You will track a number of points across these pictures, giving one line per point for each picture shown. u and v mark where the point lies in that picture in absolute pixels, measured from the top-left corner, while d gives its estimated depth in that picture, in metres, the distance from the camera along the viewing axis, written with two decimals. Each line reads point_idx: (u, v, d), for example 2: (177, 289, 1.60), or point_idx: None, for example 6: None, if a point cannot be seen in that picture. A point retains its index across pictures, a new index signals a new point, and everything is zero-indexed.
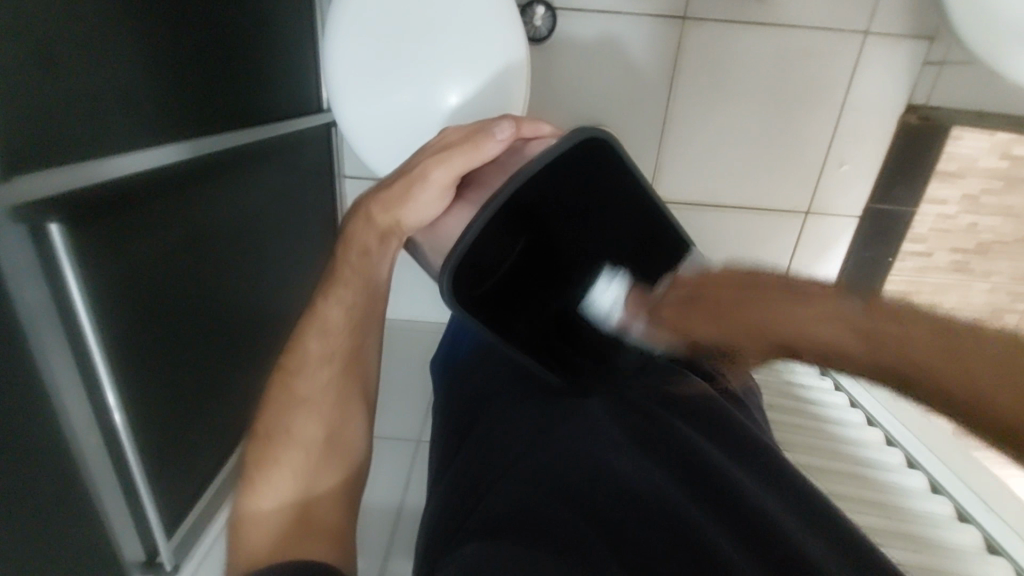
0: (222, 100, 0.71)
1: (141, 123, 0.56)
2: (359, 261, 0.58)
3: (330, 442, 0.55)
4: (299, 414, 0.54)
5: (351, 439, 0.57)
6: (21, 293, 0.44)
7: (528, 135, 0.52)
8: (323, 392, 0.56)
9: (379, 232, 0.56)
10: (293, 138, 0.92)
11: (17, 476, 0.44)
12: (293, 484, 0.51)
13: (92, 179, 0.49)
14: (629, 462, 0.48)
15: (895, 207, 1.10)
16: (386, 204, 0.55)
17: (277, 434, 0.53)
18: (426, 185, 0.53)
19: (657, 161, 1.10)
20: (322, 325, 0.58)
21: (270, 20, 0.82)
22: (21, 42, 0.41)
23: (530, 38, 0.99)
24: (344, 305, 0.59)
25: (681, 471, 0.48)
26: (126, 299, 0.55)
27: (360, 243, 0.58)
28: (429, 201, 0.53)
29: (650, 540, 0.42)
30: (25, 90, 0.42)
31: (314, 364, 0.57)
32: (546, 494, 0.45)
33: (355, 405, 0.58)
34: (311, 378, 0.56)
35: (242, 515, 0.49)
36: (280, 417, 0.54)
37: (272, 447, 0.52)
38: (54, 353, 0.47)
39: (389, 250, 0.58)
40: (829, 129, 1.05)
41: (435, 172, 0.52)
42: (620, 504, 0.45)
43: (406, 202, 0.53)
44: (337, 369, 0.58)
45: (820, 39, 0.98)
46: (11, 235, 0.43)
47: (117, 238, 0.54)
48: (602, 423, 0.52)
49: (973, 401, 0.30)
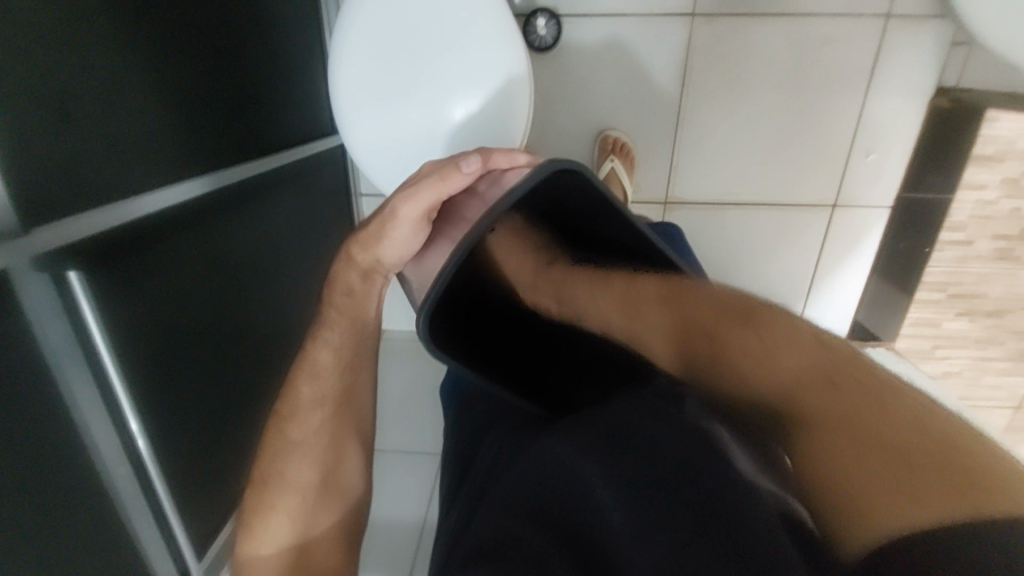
0: (237, 133, 0.73)
1: (156, 164, 0.58)
2: (344, 302, 0.58)
3: (326, 483, 0.56)
4: (293, 459, 0.55)
5: (347, 478, 0.58)
6: (46, 335, 0.46)
7: (502, 164, 0.50)
8: (315, 435, 0.56)
9: (361, 271, 0.57)
10: (307, 163, 0.95)
11: (54, 512, 0.47)
12: (290, 528, 0.53)
13: (110, 222, 0.52)
14: (593, 459, 0.42)
15: (931, 195, 1.04)
16: (364, 243, 0.56)
17: (272, 478, 0.55)
18: (397, 222, 0.53)
19: (671, 162, 1.08)
20: (311, 369, 0.58)
21: (279, 50, 0.84)
22: (38, 102, 0.44)
23: (535, 47, 0.99)
24: (332, 347, 0.59)
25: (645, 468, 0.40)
26: (147, 333, 0.58)
27: (345, 285, 0.58)
28: (404, 237, 0.54)
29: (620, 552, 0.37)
30: (39, 148, 0.44)
31: (306, 409, 0.57)
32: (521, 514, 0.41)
33: (349, 442, 0.59)
34: (302, 422, 0.57)
35: (244, 560, 0.53)
36: (274, 462, 0.55)
37: (267, 493, 0.54)
38: (78, 387, 0.50)
39: (374, 287, 0.58)
40: (855, 116, 1.01)
41: (404, 209, 0.52)
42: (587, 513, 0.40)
43: (381, 241, 0.54)
44: (330, 411, 0.58)
45: (837, 26, 0.94)
46: (35, 284, 0.45)
47: (137, 279, 0.56)
48: (571, 427, 0.46)
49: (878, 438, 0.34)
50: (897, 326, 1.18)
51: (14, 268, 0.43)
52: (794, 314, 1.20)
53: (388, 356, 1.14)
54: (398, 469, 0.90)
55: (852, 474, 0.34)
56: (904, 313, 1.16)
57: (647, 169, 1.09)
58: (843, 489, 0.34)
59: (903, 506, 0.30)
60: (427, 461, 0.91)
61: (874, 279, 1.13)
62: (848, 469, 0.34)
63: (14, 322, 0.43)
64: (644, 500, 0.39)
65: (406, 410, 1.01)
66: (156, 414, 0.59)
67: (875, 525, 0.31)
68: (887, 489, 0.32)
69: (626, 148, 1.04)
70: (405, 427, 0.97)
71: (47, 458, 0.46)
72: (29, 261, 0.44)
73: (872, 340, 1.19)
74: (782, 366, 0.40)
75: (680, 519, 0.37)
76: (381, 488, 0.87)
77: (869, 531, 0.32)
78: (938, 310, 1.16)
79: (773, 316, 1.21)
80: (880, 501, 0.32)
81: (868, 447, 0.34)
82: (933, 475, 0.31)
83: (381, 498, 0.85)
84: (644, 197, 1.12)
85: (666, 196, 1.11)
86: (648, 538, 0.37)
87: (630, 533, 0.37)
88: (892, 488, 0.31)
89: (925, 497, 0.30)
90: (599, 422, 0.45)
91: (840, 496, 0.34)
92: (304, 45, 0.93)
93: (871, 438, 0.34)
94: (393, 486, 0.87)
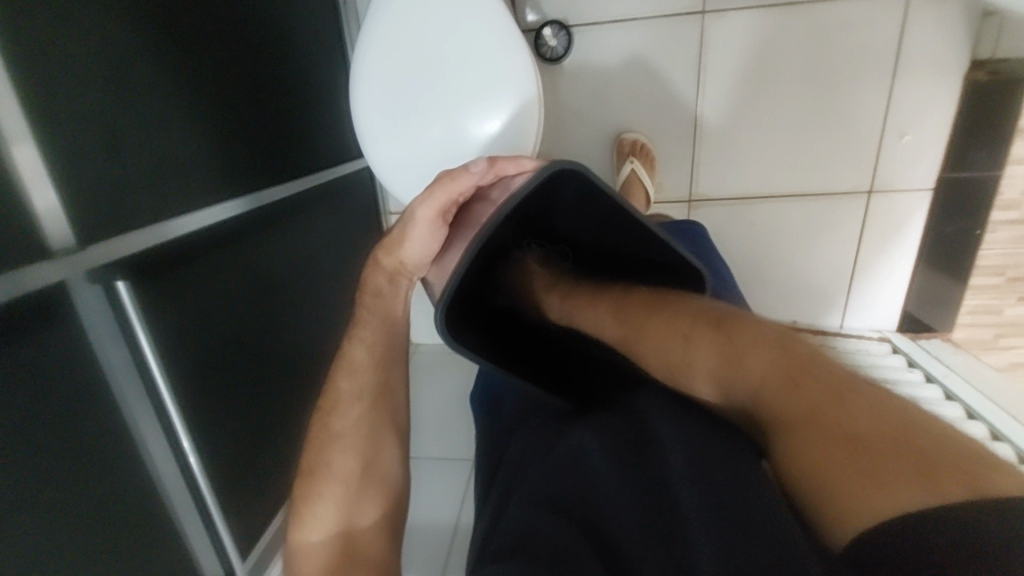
0: (269, 158, 0.79)
1: (195, 188, 0.64)
2: (374, 302, 0.65)
3: (367, 472, 0.58)
4: (337, 449, 0.58)
5: (386, 469, 0.59)
6: (104, 348, 0.52)
7: (510, 170, 0.57)
8: (355, 426, 0.59)
9: (387, 273, 0.64)
10: (336, 186, 1.01)
11: (107, 504, 0.52)
12: (336, 513, 0.55)
13: (161, 238, 0.58)
14: (605, 467, 0.47)
15: (977, 173, 0.99)
16: (389, 248, 0.62)
17: (319, 467, 0.57)
18: (416, 224, 0.59)
19: (693, 160, 1.08)
20: (349, 365, 0.62)
21: (308, 81, 0.91)
22: (93, 137, 0.51)
23: (548, 58, 1.02)
24: (365, 344, 0.64)
25: (648, 480, 0.44)
26: (194, 350, 0.63)
27: (374, 287, 0.65)
28: (422, 237, 0.60)
29: (625, 535, 0.42)
30: (96, 177, 0.51)
31: (348, 401, 0.61)
32: (545, 509, 0.47)
33: (388, 438, 0.61)
34: (344, 414, 0.60)
35: (294, 546, 0.54)
36: (320, 452, 0.58)
37: (313, 482, 0.56)
38: (132, 397, 0.55)
39: (400, 289, 0.65)
40: (884, 99, 0.97)
41: (420, 211, 0.58)
42: (596, 508, 0.46)
43: (403, 244, 0.61)
44: (368, 404, 0.61)
45: (854, 10, 0.93)
46: (88, 295, 0.50)
47: (178, 292, 0.61)
48: (586, 441, 0.51)
49: (857, 431, 0.36)
50: (952, 316, 1.11)
51: (71, 280, 0.48)
52: (837, 308, 1.15)
53: (424, 368, 1.17)
54: (433, 475, 0.92)
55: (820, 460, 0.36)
56: (960, 302, 1.10)
57: (668, 168, 1.09)
58: (819, 480, 0.36)
59: (904, 497, 0.31)
60: (460, 465, 0.93)
61: (921, 266, 1.07)
62: (825, 457, 0.36)
63: (68, 329, 0.49)
64: (644, 499, 0.43)
65: (440, 419, 1.03)
66: (202, 421, 0.64)
67: (868, 508, 0.32)
68: (873, 474, 0.33)
69: (645, 149, 1.05)
70: (439, 435, 0.99)
71: (97, 452, 0.51)
72: (83, 273, 0.50)
73: (926, 332, 1.12)
74: (776, 362, 0.43)
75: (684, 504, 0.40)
76: (416, 494, 0.89)
77: (848, 523, 0.33)
78: (999, 296, 1.11)
79: (815, 311, 1.16)
80: (856, 490, 0.33)
81: (850, 441, 0.35)
82: (918, 461, 0.33)
83: (416, 503, 0.87)
84: (668, 197, 1.12)
85: (690, 193, 1.10)
86: (652, 533, 0.41)
87: (630, 524, 0.42)
88: (867, 468, 0.34)
89: (929, 489, 0.31)
90: (624, 427, 0.50)
91: (816, 488, 0.36)
92: (331, 76, 1.00)
93: (859, 431, 0.36)
94: (428, 491, 0.89)
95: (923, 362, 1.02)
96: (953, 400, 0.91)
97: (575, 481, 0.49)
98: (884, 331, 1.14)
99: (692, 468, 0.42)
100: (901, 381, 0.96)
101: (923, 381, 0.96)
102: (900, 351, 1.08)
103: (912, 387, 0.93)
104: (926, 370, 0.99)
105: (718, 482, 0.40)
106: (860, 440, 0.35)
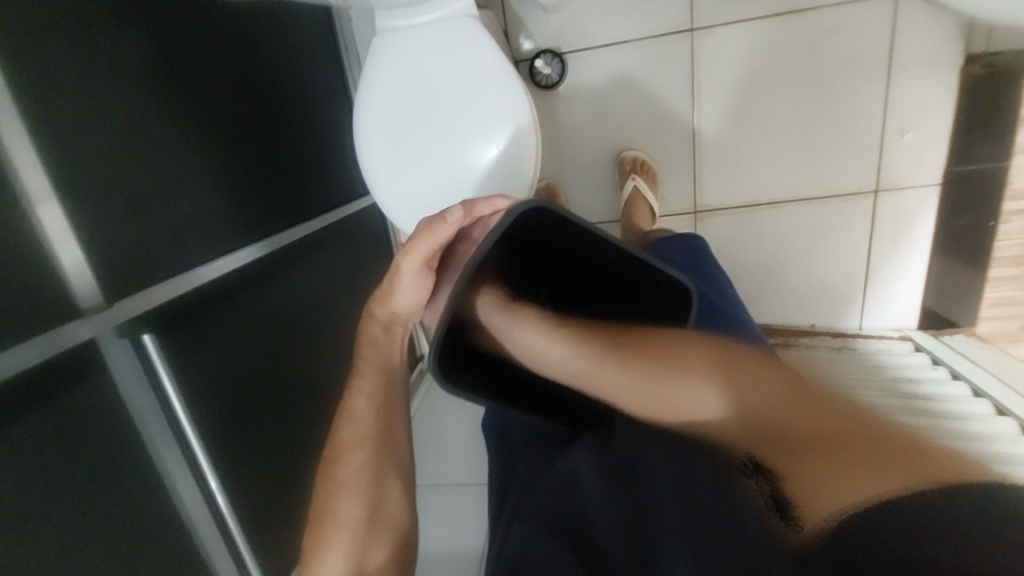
0: (280, 204, 0.82)
1: (213, 239, 0.67)
2: (371, 350, 0.66)
3: (372, 519, 0.60)
4: (342, 498, 0.60)
5: (393, 514, 0.62)
6: (134, 400, 0.55)
7: (485, 210, 0.56)
8: (358, 474, 0.61)
9: (382, 323, 0.65)
10: (346, 224, 1.04)
11: (144, 551, 0.54)
12: (343, 562, 0.57)
13: (183, 289, 0.62)
14: (596, 492, 0.51)
15: (981, 165, 0.96)
16: (380, 299, 0.64)
17: (325, 517, 0.59)
18: (402, 275, 0.60)
19: (695, 172, 1.09)
20: (350, 413, 0.64)
21: (315, 127, 0.95)
22: (115, 202, 0.54)
23: (543, 86, 1.05)
24: (364, 393, 0.65)
25: (634, 505, 0.48)
26: (220, 395, 0.66)
27: (369, 337, 0.66)
28: (410, 286, 0.61)
29: (612, 552, 0.46)
30: (121, 239, 0.54)
31: (350, 448, 0.63)
32: (543, 529, 0.51)
33: (390, 482, 0.63)
34: (347, 463, 0.62)
35: None
36: (327, 500, 0.60)
37: (324, 531, 0.59)
38: (162, 444, 0.57)
39: (396, 337, 0.66)
40: (880, 100, 0.98)
41: (405, 263, 0.59)
42: (585, 527, 0.50)
43: (393, 295, 0.62)
44: (370, 450, 0.63)
45: (843, 15, 0.94)
46: (117, 348, 0.53)
47: (202, 341, 0.64)
48: (582, 467, 0.55)
49: (854, 432, 0.37)
50: (973, 310, 1.07)
51: (101, 337, 0.51)
52: (855, 309, 1.13)
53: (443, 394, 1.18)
54: (457, 502, 0.92)
55: (819, 465, 0.35)
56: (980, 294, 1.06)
57: (671, 181, 1.10)
58: (809, 483, 0.36)
59: (880, 482, 0.32)
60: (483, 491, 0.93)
61: (936, 261, 1.06)
62: (814, 459, 0.36)
63: (100, 384, 0.51)
64: (628, 519, 0.47)
65: (461, 445, 1.03)
66: (231, 464, 0.66)
67: (843, 498, 0.33)
68: (856, 467, 0.34)
69: (646, 166, 1.06)
70: (461, 462, 1.00)
71: (134, 501, 0.53)
72: (112, 330, 0.52)
73: (948, 326, 1.09)
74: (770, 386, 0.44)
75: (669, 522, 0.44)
76: (442, 522, 0.90)
77: (825, 511, 0.33)
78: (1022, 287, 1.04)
79: (831, 313, 1.15)
80: (838, 481, 0.34)
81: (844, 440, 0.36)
82: (905, 461, 0.33)
83: (441, 532, 0.88)
84: (673, 210, 1.13)
85: (695, 205, 1.11)
86: (634, 550, 0.44)
87: (616, 542, 0.46)
88: (867, 468, 0.33)
89: (905, 478, 0.31)
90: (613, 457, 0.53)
91: (804, 485, 0.36)
92: (337, 120, 1.04)
93: (854, 433, 0.37)
94: (452, 519, 0.90)
95: (946, 358, 1.00)
96: (980, 396, 0.88)
97: (570, 502, 0.53)
98: (905, 330, 1.13)
99: (676, 492, 0.45)
100: (925, 379, 0.94)
101: (947, 379, 0.94)
102: (922, 349, 1.06)
103: (936, 386, 0.91)
104: (949, 367, 0.97)
105: (698, 503, 0.43)
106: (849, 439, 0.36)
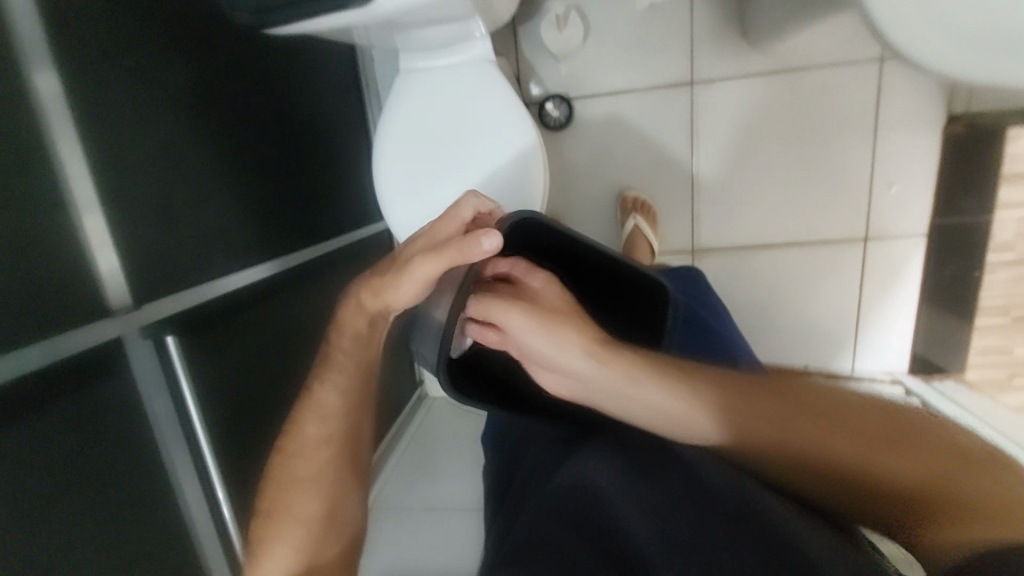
0: (299, 224, 0.86)
1: (235, 253, 0.71)
2: (351, 340, 0.64)
3: (330, 515, 0.61)
4: (298, 494, 0.61)
5: (347, 511, 0.63)
6: (151, 398, 0.57)
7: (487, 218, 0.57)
8: (318, 472, 0.62)
9: (368, 316, 0.61)
10: (358, 248, 1.08)
11: (145, 551, 0.54)
12: (292, 556, 0.58)
13: (208, 297, 0.65)
14: (614, 480, 0.51)
15: (969, 218, 1.03)
16: (375, 291, 0.58)
17: (278, 508, 0.60)
18: (412, 279, 0.54)
19: (694, 213, 1.14)
20: (319, 408, 0.64)
21: (335, 155, 1.00)
22: (149, 211, 0.58)
23: (551, 126, 1.11)
24: (337, 386, 0.65)
25: (667, 497, 0.49)
26: (230, 403, 0.68)
27: (351, 328, 0.63)
28: (412, 289, 0.55)
29: (639, 540, 0.46)
30: (152, 245, 0.58)
31: (313, 445, 0.63)
32: (554, 513, 0.49)
33: (348, 482, 0.64)
34: (308, 459, 0.62)
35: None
36: (282, 496, 0.61)
37: (270, 524, 0.59)
38: (174, 446, 0.59)
39: (378, 330, 0.63)
40: (869, 153, 1.04)
41: (422, 269, 0.53)
42: (601, 513, 0.49)
43: (392, 292, 0.56)
44: (335, 448, 0.63)
45: (833, 75, 1.01)
46: (141, 348, 0.56)
47: (218, 348, 0.66)
48: (598, 456, 0.54)
49: (921, 478, 0.44)
50: (961, 355, 1.11)
51: (127, 336, 0.54)
52: (846, 352, 1.16)
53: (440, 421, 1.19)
54: (450, 527, 0.92)
55: (935, 523, 0.43)
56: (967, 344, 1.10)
57: (670, 221, 1.15)
58: (929, 528, 0.43)
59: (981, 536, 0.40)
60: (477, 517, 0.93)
61: (925, 307, 1.10)
62: (910, 495, 0.44)
63: (121, 381, 0.53)
64: (658, 509, 0.48)
65: (456, 471, 1.03)
66: (235, 472, 0.67)
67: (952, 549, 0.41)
68: (966, 520, 0.42)
69: (646, 205, 1.11)
70: (455, 487, 1.00)
71: (140, 498, 0.54)
72: (138, 330, 0.55)
73: (938, 372, 1.13)
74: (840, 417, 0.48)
75: (713, 520, 0.45)
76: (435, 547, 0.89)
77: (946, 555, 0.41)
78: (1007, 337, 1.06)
79: (824, 355, 1.17)
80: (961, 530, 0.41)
81: (926, 490, 0.44)
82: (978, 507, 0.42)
83: (433, 557, 0.87)
84: (671, 249, 1.17)
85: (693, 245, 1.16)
86: (671, 540, 0.45)
87: (643, 531, 0.46)
88: (969, 519, 0.42)
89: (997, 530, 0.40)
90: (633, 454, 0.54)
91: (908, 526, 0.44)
92: (355, 150, 1.09)
93: (922, 476, 0.45)
94: (445, 544, 0.89)
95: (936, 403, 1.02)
96: None
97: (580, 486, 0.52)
98: (896, 374, 1.14)
99: (712, 487, 0.48)
100: None
101: None
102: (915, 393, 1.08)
103: None
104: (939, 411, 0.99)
105: (739, 498, 0.46)
106: (924, 489, 0.44)
